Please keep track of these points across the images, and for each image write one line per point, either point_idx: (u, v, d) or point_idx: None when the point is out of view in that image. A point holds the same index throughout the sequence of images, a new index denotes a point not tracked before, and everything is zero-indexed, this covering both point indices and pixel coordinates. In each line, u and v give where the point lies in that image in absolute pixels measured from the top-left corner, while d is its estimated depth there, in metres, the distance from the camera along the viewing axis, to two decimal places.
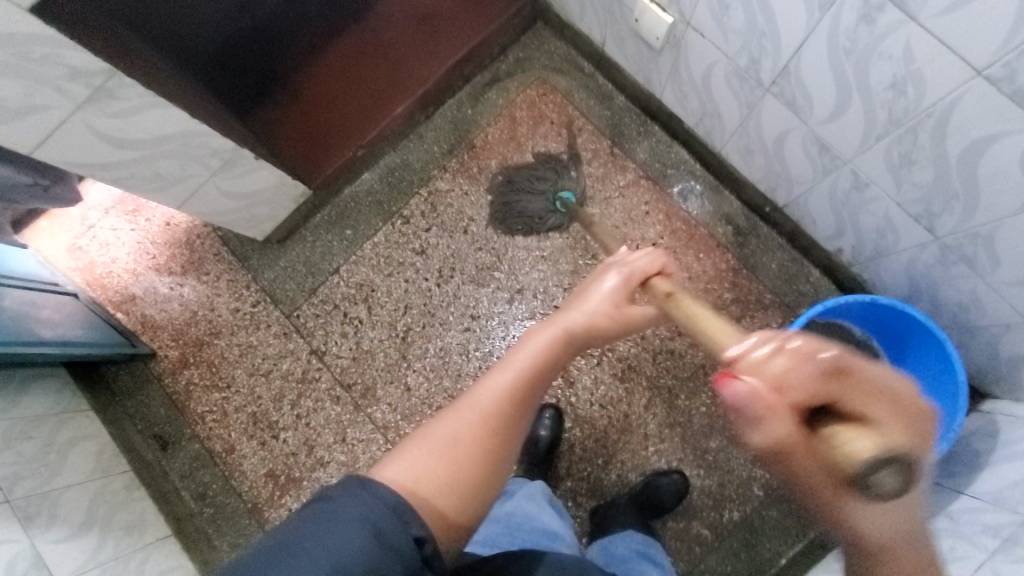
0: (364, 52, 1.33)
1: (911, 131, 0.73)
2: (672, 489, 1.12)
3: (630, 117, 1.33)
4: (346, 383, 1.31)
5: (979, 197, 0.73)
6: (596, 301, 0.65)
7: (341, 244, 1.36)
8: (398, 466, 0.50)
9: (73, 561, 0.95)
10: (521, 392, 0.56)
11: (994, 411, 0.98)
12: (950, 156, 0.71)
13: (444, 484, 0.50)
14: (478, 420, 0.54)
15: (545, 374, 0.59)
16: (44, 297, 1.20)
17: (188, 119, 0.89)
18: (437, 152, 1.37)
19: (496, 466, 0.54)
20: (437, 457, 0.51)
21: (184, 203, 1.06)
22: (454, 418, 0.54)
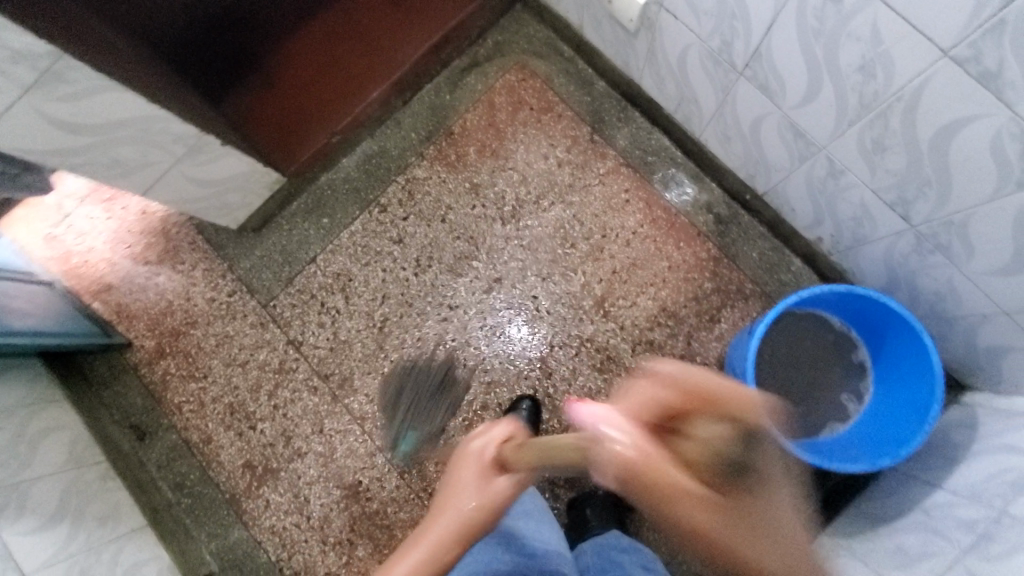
0: (334, 35, 1.33)
1: (882, 115, 0.71)
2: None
3: (610, 102, 1.30)
4: (323, 373, 1.30)
5: (953, 184, 0.70)
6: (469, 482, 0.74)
7: (318, 233, 1.34)
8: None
9: (42, 553, 0.95)
10: None
11: (974, 402, 0.96)
12: (922, 141, 0.69)
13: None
14: None
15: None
16: (16, 284, 1.19)
17: (145, 103, 0.87)
18: (415, 139, 1.34)
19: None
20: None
21: (148, 189, 1.04)
22: None
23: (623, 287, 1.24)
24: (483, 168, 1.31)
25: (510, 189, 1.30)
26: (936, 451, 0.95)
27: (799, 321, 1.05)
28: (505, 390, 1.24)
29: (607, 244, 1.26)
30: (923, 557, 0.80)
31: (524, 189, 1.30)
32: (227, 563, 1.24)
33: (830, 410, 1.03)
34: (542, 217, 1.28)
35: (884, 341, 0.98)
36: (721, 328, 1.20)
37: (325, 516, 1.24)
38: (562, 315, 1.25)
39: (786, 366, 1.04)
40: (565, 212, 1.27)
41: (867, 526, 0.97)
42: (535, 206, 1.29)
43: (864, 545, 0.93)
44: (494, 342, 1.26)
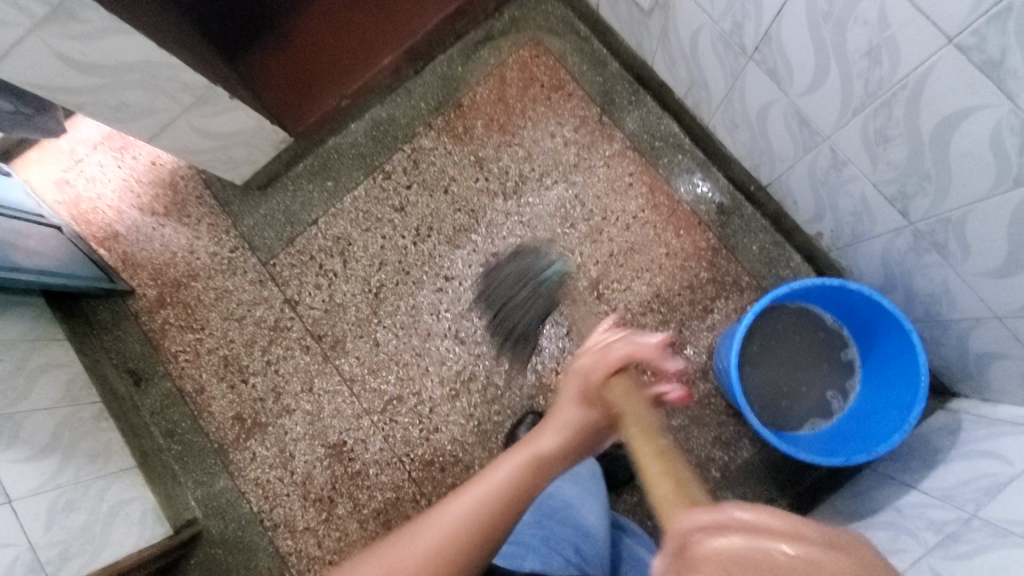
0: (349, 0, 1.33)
1: (885, 105, 0.70)
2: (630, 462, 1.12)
3: (622, 85, 1.29)
4: (316, 334, 1.32)
5: (951, 180, 0.69)
6: (569, 416, 0.63)
7: (321, 196, 1.35)
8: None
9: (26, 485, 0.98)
10: (476, 523, 0.52)
11: (960, 409, 0.95)
12: (922, 133, 0.68)
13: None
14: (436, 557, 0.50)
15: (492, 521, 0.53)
16: (28, 226, 1.22)
17: (155, 49, 0.88)
18: (424, 109, 1.34)
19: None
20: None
21: (156, 137, 1.06)
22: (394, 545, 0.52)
23: (620, 270, 1.24)
24: (489, 142, 1.31)
25: (514, 165, 1.30)
26: (916, 454, 0.95)
27: (791, 314, 1.05)
28: (493, 363, 1.24)
29: (606, 227, 1.25)
30: (890, 554, 0.81)
31: (528, 166, 1.29)
32: (211, 509, 1.27)
33: (814, 405, 1.03)
34: (544, 195, 1.28)
35: (874, 340, 0.98)
36: (713, 318, 1.19)
37: (308, 472, 1.26)
38: None
39: (773, 357, 1.04)
40: (567, 192, 1.27)
41: (838, 523, 0.97)
42: (539, 184, 1.29)
43: None
44: None
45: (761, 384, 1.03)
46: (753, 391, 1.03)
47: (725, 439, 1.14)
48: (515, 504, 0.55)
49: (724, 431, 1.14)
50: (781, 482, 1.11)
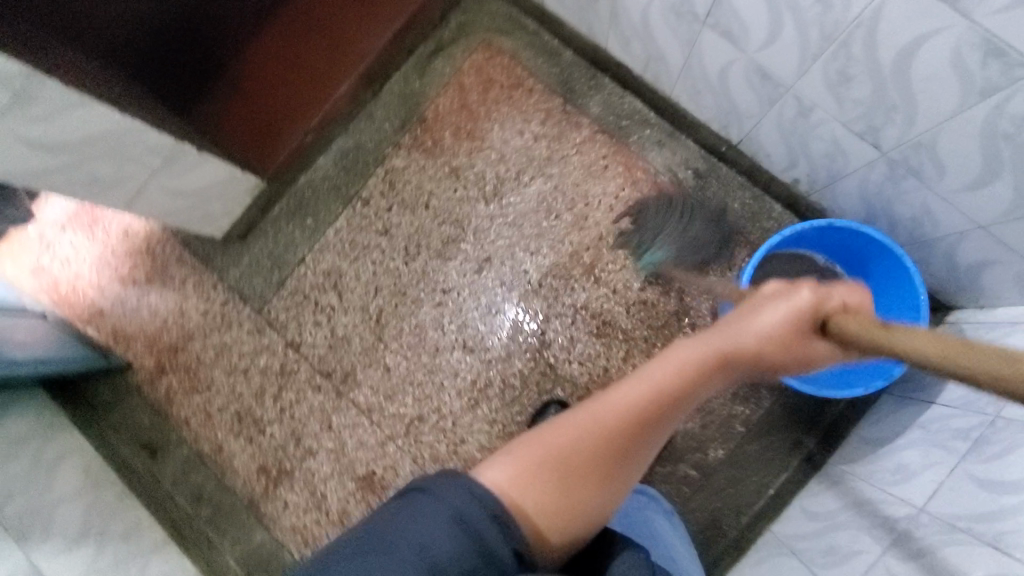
0: (294, 30, 1.31)
1: (844, 45, 0.73)
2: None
3: (579, 71, 1.30)
4: (325, 371, 1.31)
5: (917, 106, 0.73)
6: (771, 329, 0.58)
7: (303, 234, 1.34)
8: (498, 473, 0.54)
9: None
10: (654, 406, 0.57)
11: (959, 319, 0.99)
12: (883, 66, 0.71)
13: (547, 493, 0.54)
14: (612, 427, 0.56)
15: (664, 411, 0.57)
16: (13, 318, 1.19)
17: (116, 118, 0.88)
18: (389, 129, 1.34)
19: (624, 475, 0.57)
20: (539, 469, 0.54)
21: (133, 204, 1.06)
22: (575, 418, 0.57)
23: (611, 251, 1.26)
24: (461, 150, 1.32)
25: (489, 169, 1.31)
26: (928, 371, 0.99)
27: (785, 262, 1.08)
28: (506, 366, 1.26)
29: (590, 212, 1.27)
30: (926, 469, 0.85)
31: (503, 167, 1.30)
32: (254, 565, 1.25)
33: None
34: (524, 192, 1.29)
35: (868, 273, 1.01)
36: (710, 281, 1.22)
37: (344, 509, 1.26)
38: (554, 287, 1.26)
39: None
40: (545, 185, 1.29)
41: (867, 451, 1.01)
42: (517, 182, 1.30)
43: (869, 469, 0.97)
44: (491, 320, 1.27)
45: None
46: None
47: (743, 394, 1.15)
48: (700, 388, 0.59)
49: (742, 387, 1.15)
50: (805, 424, 1.13)
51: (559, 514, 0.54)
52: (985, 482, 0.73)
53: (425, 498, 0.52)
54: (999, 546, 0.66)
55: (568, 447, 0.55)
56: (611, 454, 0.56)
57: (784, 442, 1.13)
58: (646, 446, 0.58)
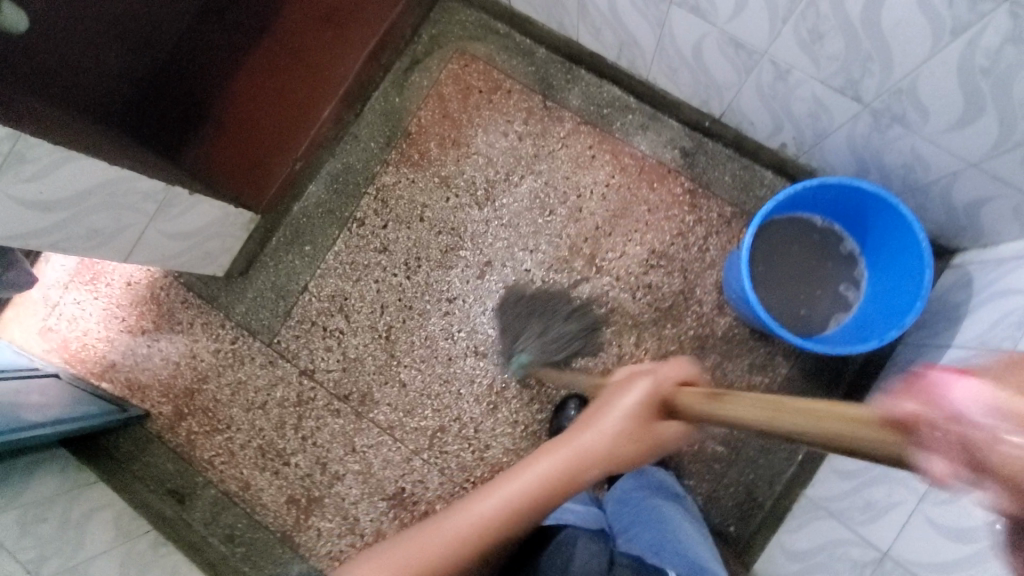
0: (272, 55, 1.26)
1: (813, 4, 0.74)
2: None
3: (555, 67, 1.32)
4: (342, 394, 1.31)
5: (891, 53, 0.73)
6: (615, 424, 0.63)
7: (303, 262, 1.35)
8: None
9: None
10: (505, 516, 0.59)
11: (966, 262, 1.00)
12: (852, 19, 0.72)
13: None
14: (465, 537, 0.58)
15: (518, 517, 0.59)
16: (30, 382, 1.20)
17: (106, 168, 0.89)
18: (375, 148, 1.35)
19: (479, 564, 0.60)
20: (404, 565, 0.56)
21: (132, 254, 1.07)
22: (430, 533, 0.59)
23: (610, 239, 1.26)
24: (448, 159, 1.33)
25: (479, 174, 1.32)
26: (940, 317, 0.99)
27: (783, 227, 1.08)
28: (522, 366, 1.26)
29: (584, 203, 1.28)
30: None
31: (492, 171, 1.31)
32: None
33: (831, 303, 1.06)
34: (516, 192, 1.30)
35: (868, 226, 1.01)
36: (711, 256, 1.23)
37: (378, 529, 1.26)
38: (558, 281, 1.27)
39: (780, 272, 1.07)
40: (536, 182, 1.30)
41: None
42: (508, 183, 1.31)
43: None
44: (500, 323, 1.28)
45: (777, 300, 1.07)
46: (772, 309, 1.06)
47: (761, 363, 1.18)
48: (553, 497, 0.60)
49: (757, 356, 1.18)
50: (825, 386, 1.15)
51: None
52: None
53: None
54: None
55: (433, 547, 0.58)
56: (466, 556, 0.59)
57: None
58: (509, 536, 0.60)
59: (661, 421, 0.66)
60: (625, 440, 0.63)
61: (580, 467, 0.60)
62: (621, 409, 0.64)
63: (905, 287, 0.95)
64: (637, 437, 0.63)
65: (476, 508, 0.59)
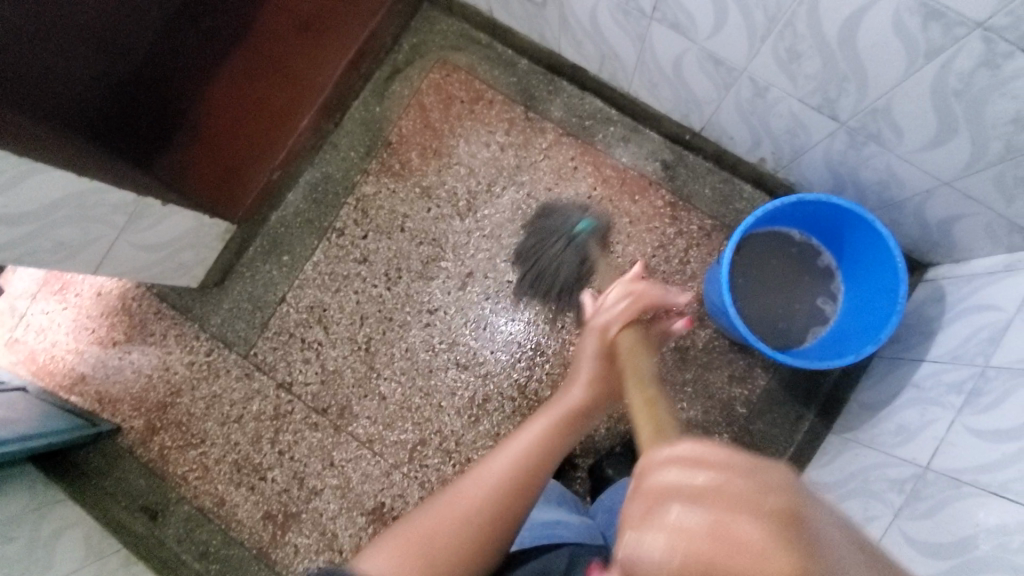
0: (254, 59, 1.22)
1: (790, 25, 0.74)
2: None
3: (537, 78, 1.31)
4: (320, 408, 1.29)
5: (865, 75, 0.75)
6: (587, 373, 0.84)
7: (281, 272, 1.33)
8: (378, 557, 0.63)
9: None
10: (515, 483, 0.70)
11: (937, 277, 1.03)
12: (829, 41, 0.73)
13: (424, 569, 0.63)
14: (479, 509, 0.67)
15: (520, 481, 0.70)
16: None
17: (74, 180, 0.86)
18: (355, 157, 1.34)
19: (496, 542, 0.67)
20: (417, 542, 0.64)
21: (100, 266, 1.05)
22: (435, 514, 0.67)
23: None
24: (430, 169, 1.32)
25: (460, 185, 1.31)
26: (912, 330, 1.02)
27: (762, 241, 1.09)
28: (504, 379, 1.25)
29: (566, 214, 1.28)
30: (925, 427, 0.85)
31: (474, 181, 1.31)
32: None
33: (810, 317, 1.07)
34: (497, 203, 1.30)
35: (844, 241, 1.02)
36: (692, 268, 1.23)
37: (357, 545, 1.23)
38: None
39: (758, 286, 1.08)
40: (518, 193, 1.29)
41: (864, 415, 1.02)
42: (489, 194, 1.30)
43: (869, 433, 0.97)
44: (482, 335, 1.27)
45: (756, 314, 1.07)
46: (752, 323, 1.07)
47: (739, 374, 1.19)
48: (551, 454, 0.75)
49: (736, 367, 1.19)
50: (803, 398, 1.17)
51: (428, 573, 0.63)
52: (985, 433, 0.74)
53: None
54: (1006, 491, 0.67)
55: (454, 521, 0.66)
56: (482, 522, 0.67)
57: (787, 417, 1.17)
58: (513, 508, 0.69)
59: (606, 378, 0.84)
60: (592, 391, 0.83)
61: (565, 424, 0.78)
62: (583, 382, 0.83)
63: (881, 302, 0.96)
64: (593, 397, 0.82)
65: (476, 489, 0.69)
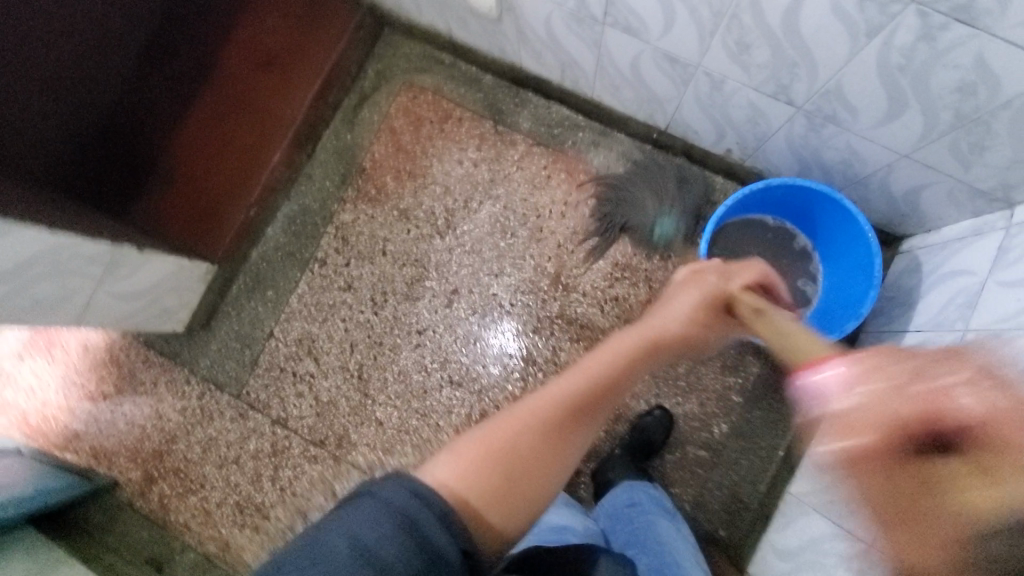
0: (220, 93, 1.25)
1: (735, 17, 0.76)
2: (657, 425, 1.16)
3: (503, 91, 1.33)
4: (318, 440, 1.28)
5: (813, 58, 0.76)
6: (680, 310, 0.68)
7: (267, 308, 1.33)
8: (443, 465, 0.51)
9: None
10: (591, 394, 0.57)
11: (911, 247, 1.04)
12: (774, 29, 0.75)
13: (495, 482, 0.52)
14: (547, 421, 0.55)
15: (597, 397, 0.58)
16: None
17: (44, 236, 0.86)
18: (331, 187, 1.34)
19: (564, 462, 0.55)
20: (488, 456, 0.53)
21: (82, 318, 1.04)
22: (512, 421, 0.55)
23: (573, 256, 1.27)
24: (406, 191, 1.33)
25: (437, 204, 1.32)
26: (895, 302, 1.03)
27: (737, 229, 1.10)
28: (499, 392, 1.25)
29: (544, 222, 1.29)
30: None
31: (450, 199, 1.32)
32: None
33: (793, 299, 1.08)
34: (476, 218, 1.31)
35: (817, 222, 1.04)
36: (674, 263, 1.25)
37: None
38: (526, 303, 1.27)
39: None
40: (494, 207, 1.30)
41: None
42: (467, 210, 1.31)
43: None
44: (473, 350, 1.27)
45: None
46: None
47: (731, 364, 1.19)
48: (634, 372, 0.62)
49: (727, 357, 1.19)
50: None
51: (502, 503, 0.52)
52: None
53: (369, 501, 0.47)
54: None
55: (531, 423, 0.55)
56: (555, 436, 0.55)
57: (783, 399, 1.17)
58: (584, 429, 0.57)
59: (717, 320, 0.70)
60: (690, 322, 0.67)
61: (649, 346, 0.63)
62: (684, 300, 0.69)
63: (858, 278, 0.97)
64: (694, 325, 0.68)
65: (554, 396, 0.57)
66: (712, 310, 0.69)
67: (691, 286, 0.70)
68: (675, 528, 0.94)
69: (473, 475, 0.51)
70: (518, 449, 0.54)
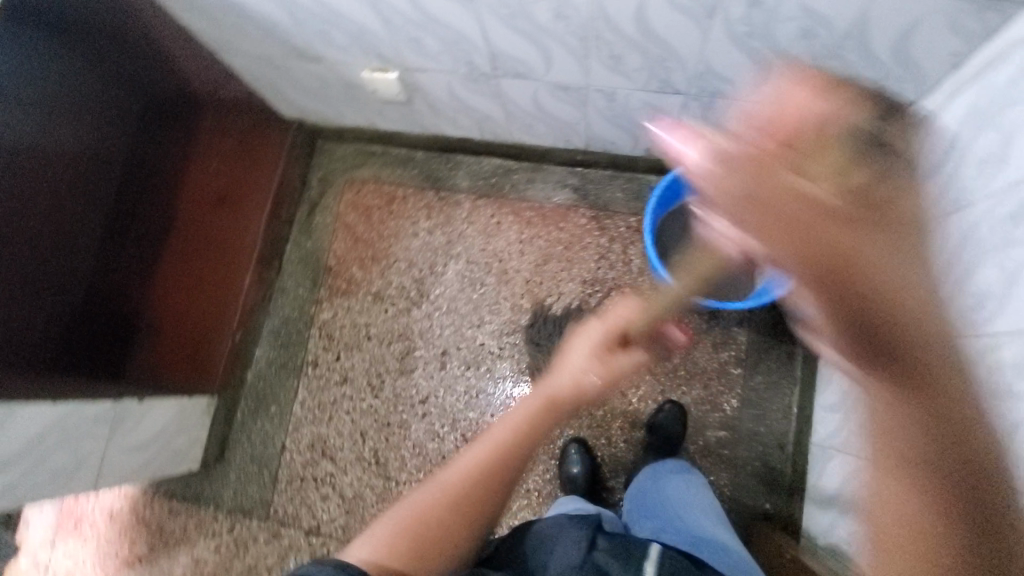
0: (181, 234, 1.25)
1: (599, 37, 0.86)
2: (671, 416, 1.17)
3: (436, 161, 1.43)
4: (354, 536, 1.27)
5: (673, 49, 0.86)
6: (575, 361, 0.74)
7: (273, 422, 1.36)
8: (363, 548, 0.65)
9: None
10: (489, 462, 0.68)
11: (840, 182, 1.12)
12: (632, 37, 0.85)
13: (413, 552, 0.65)
14: (451, 495, 0.68)
15: (490, 470, 0.68)
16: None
17: (47, 407, 0.94)
18: (305, 292, 1.41)
19: (471, 523, 0.67)
20: (403, 530, 0.66)
21: (99, 481, 1.09)
22: (428, 494, 0.68)
23: (543, 286, 1.33)
24: (373, 275, 1.40)
25: (405, 278, 1.38)
26: None
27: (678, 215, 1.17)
28: None
29: (508, 265, 1.35)
30: None
31: (416, 270, 1.39)
32: None
33: None
34: (444, 280, 1.37)
35: None
36: (636, 264, 1.30)
37: None
38: (513, 343, 1.31)
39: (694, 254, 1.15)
40: (458, 264, 1.37)
41: None
42: (434, 275, 1.38)
43: None
44: (476, 402, 1.30)
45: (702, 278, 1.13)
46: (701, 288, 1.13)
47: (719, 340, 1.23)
48: (536, 428, 0.71)
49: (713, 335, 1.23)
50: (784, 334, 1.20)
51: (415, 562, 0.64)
52: None
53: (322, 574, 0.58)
54: None
55: (441, 495, 0.68)
56: (461, 506, 0.67)
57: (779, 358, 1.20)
58: (487, 499, 0.68)
59: (619, 351, 0.75)
60: (585, 369, 0.73)
61: (544, 413, 0.72)
62: (575, 351, 0.75)
63: None
64: (597, 370, 0.73)
65: (447, 476, 0.69)
66: (606, 346, 0.75)
67: (585, 333, 0.76)
68: (693, 493, 0.98)
69: (388, 543, 0.65)
70: (432, 527, 0.66)
